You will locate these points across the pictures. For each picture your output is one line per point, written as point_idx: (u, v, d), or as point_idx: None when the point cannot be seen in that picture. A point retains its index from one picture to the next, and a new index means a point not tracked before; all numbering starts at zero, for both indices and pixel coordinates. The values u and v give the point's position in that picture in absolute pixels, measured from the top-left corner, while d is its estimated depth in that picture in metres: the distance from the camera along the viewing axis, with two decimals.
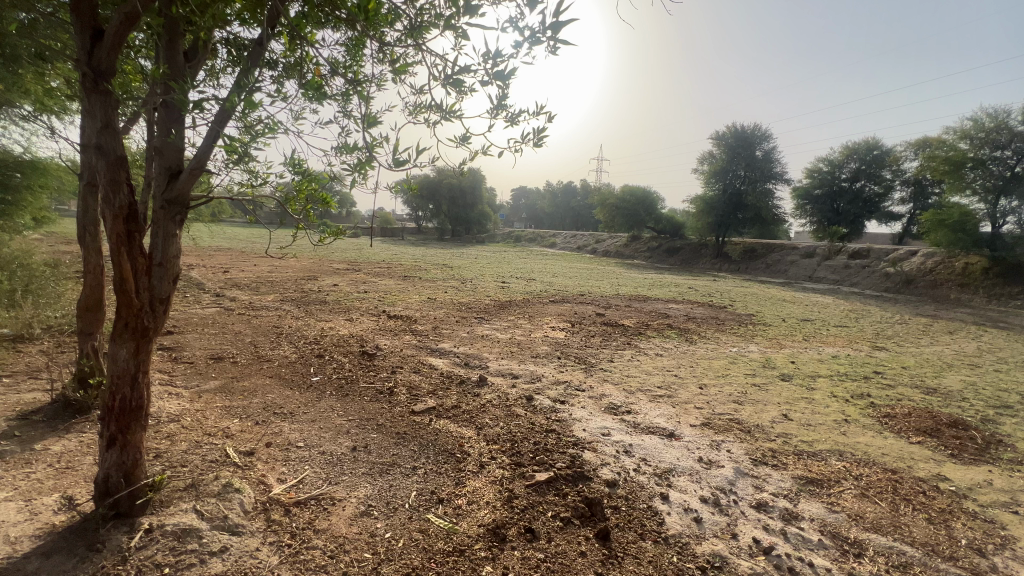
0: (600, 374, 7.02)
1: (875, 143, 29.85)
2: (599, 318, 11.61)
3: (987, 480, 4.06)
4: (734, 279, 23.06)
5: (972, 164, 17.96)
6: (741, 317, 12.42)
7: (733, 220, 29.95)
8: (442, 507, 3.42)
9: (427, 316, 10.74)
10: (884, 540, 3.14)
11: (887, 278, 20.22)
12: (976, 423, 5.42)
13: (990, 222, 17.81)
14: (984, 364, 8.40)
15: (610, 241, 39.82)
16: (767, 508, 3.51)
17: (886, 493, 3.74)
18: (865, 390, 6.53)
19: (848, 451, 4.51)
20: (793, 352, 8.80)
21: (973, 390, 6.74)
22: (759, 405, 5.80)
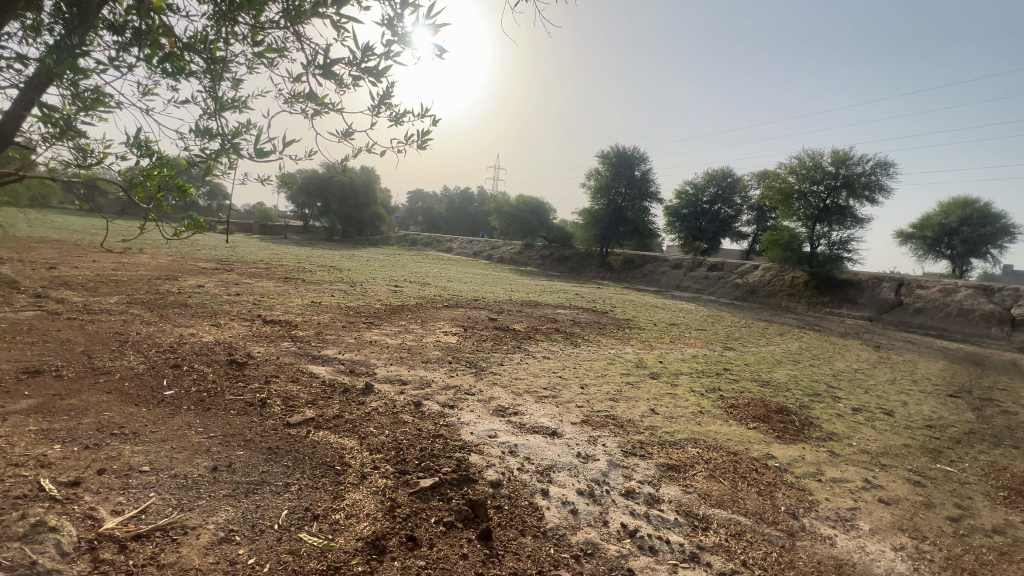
0: (491, 378, 7.14)
1: (729, 171, 34.72)
2: (492, 323, 11.84)
3: (802, 455, 4.92)
4: (616, 287, 25.06)
5: (797, 195, 21.74)
6: (620, 321, 13.55)
7: (615, 233, 32.65)
8: (318, 524, 3.20)
9: (310, 321, 10.01)
10: (725, 513, 3.63)
11: (737, 288, 23.56)
12: (796, 408, 6.55)
13: (809, 243, 21.66)
14: (803, 360, 10.17)
15: (505, 248, 40.83)
16: (634, 495, 3.85)
17: (728, 472, 4.33)
18: (716, 385, 7.52)
19: (701, 438, 5.14)
20: (662, 353, 9.82)
21: (794, 382, 8.11)
22: (632, 402, 6.36)
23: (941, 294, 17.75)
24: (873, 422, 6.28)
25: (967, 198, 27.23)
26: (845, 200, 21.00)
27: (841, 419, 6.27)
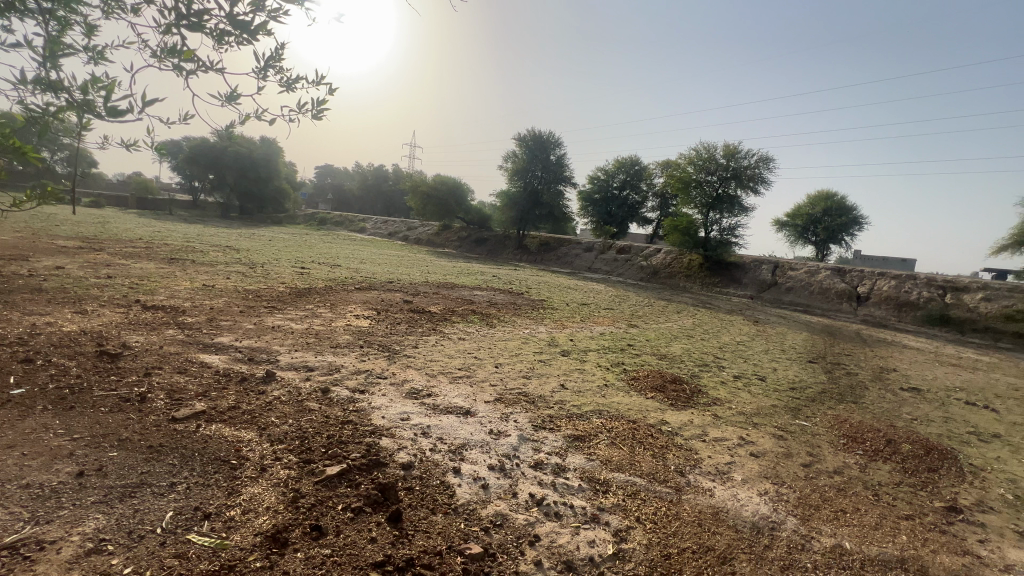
0: (404, 361, 7.02)
1: (637, 159, 36.73)
2: (407, 305, 11.59)
3: (690, 419, 5.48)
4: (531, 269, 25.65)
5: (694, 184, 23.67)
6: (535, 302, 13.94)
7: (532, 216, 33.27)
8: (209, 523, 2.96)
9: (201, 306, 9.05)
10: (623, 477, 3.94)
11: (642, 270, 25.26)
12: (688, 378, 7.27)
13: (704, 228, 23.74)
14: (696, 335, 11.25)
15: (422, 229, 39.86)
16: (542, 466, 4.05)
17: (628, 439, 4.70)
18: (620, 359, 8.09)
19: (605, 409, 5.52)
20: (573, 332, 10.29)
21: (688, 355, 8.96)
22: (543, 378, 6.63)
23: (806, 275, 20.48)
24: (749, 387, 7.15)
25: (827, 192, 31.41)
26: (734, 190, 23.27)
27: (724, 386, 7.05)
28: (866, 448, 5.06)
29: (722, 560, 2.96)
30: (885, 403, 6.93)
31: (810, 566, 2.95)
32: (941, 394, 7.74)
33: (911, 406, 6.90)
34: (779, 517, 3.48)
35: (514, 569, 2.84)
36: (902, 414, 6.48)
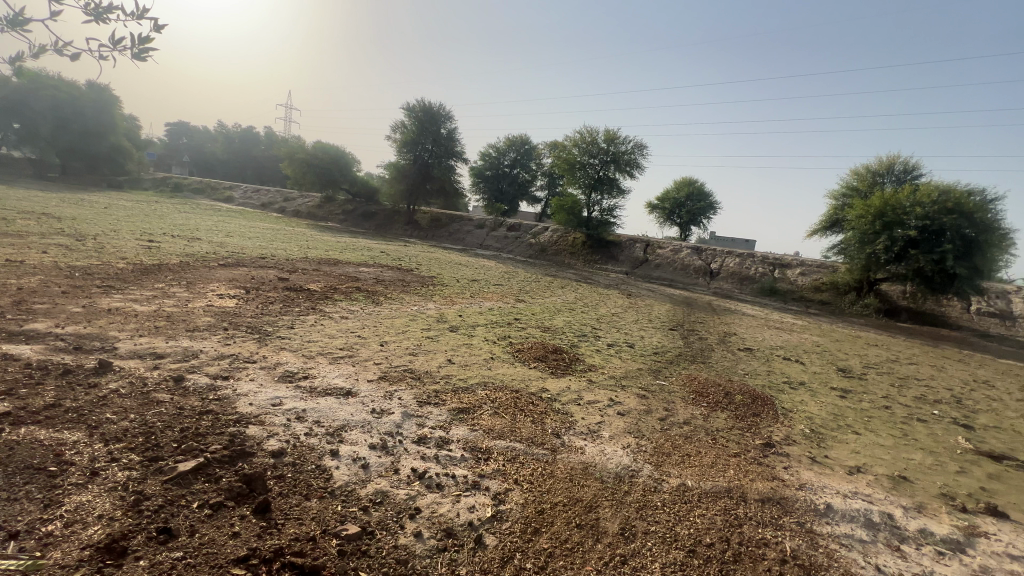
0: (277, 343, 6.46)
1: (527, 139, 37.45)
2: (282, 283, 10.62)
3: (568, 385, 5.91)
4: (422, 245, 25.06)
5: (579, 166, 24.94)
6: (424, 279, 13.70)
7: (422, 190, 32.35)
8: (17, 543, 2.47)
9: (4, 286, 7.31)
10: (504, 443, 4.12)
11: (530, 247, 26.12)
12: (568, 348, 7.78)
13: (587, 208, 25.22)
14: (577, 308, 12.03)
15: (300, 200, 36.55)
16: (425, 441, 4.06)
17: (510, 408, 4.91)
18: (506, 333, 8.36)
19: (490, 381, 5.69)
20: (462, 308, 10.33)
21: (569, 327, 9.56)
22: (430, 354, 6.60)
23: (671, 253, 22.95)
24: (620, 354, 7.88)
25: (690, 179, 35.24)
26: (613, 173, 25.00)
27: (599, 354, 7.70)
28: (709, 400, 5.92)
29: (588, 508, 3.26)
30: (726, 362, 8.16)
31: (660, 503, 3.39)
32: (766, 352, 9.33)
33: (745, 364, 8.20)
34: (637, 466, 3.93)
35: (393, 543, 2.83)
36: (738, 370, 7.68)
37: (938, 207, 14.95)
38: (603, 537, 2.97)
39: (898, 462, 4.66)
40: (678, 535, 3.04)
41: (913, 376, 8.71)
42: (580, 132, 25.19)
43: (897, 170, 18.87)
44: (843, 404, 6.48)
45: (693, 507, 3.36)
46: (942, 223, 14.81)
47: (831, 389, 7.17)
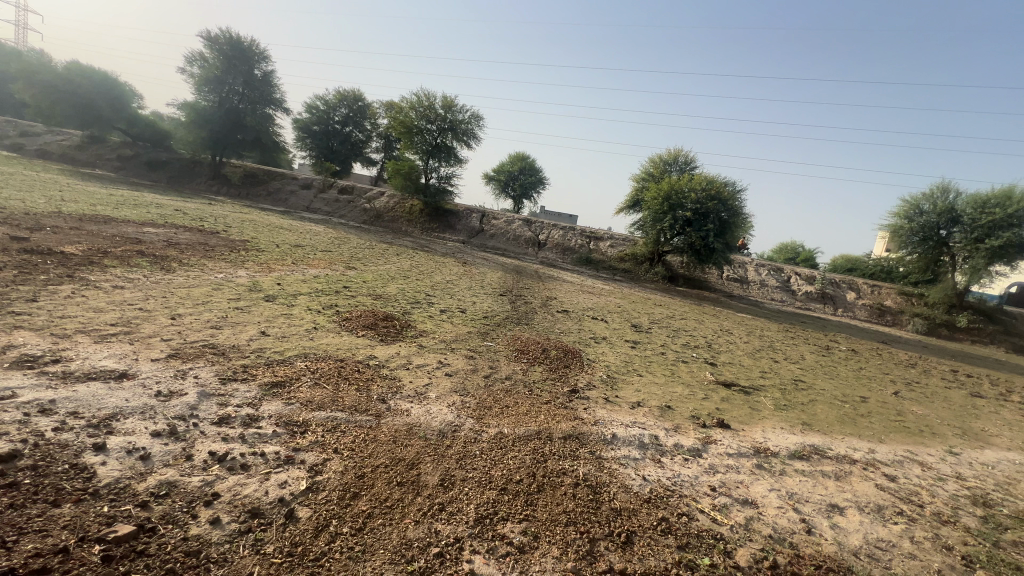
0: (8, 321, 4.91)
1: (360, 95, 34.67)
2: (19, 244, 8.05)
3: (397, 351, 5.85)
4: (232, 204, 21.58)
5: (416, 130, 24.17)
6: (234, 243, 11.87)
7: (231, 140, 27.58)
8: None
9: None
10: (324, 414, 3.92)
11: (365, 213, 24.61)
12: (399, 315, 7.66)
13: (424, 175, 24.71)
14: (412, 276, 11.84)
15: (47, 136, 27.78)
16: (229, 421, 3.61)
17: (333, 377, 4.68)
18: (333, 302, 7.82)
19: (311, 352, 5.30)
20: (281, 275, 9.27)
21: (402, 295, 9.39)
22: (239, 327, 5.81)
23: (505, 224, 24.18)
24: (452, 319, 8.10)
25: (523, 155, 37.24)
26: (451, 142, 24.91)
27: (431, 320, 7.77)
28: (529, 357, 6.54)
29: (410, 466, 3.34)
30: (546, 323, 9.05)
31: (478, 452, 3.66)
32: (580, 313, 10.61)
33: (562, 324, 9.21)
34: (460, 421, 4.15)
35: (183, 535, 2.49)
36: (555, 329, 8.61)
37: (705, 194, 18.63)
38: (422, 490, 3.09)
39: (665, 394, 5.86)
40: (492, 476, 3.33)
41: (683, 329, 10.93)
42: (417, 95, 24.37)
43: (681, 162, 22.75)
44: (632, 353, 7.82)
45: (507, 451, 3.71)
46: (707, 208, 18.54)
47: (626, 342, 8.56)
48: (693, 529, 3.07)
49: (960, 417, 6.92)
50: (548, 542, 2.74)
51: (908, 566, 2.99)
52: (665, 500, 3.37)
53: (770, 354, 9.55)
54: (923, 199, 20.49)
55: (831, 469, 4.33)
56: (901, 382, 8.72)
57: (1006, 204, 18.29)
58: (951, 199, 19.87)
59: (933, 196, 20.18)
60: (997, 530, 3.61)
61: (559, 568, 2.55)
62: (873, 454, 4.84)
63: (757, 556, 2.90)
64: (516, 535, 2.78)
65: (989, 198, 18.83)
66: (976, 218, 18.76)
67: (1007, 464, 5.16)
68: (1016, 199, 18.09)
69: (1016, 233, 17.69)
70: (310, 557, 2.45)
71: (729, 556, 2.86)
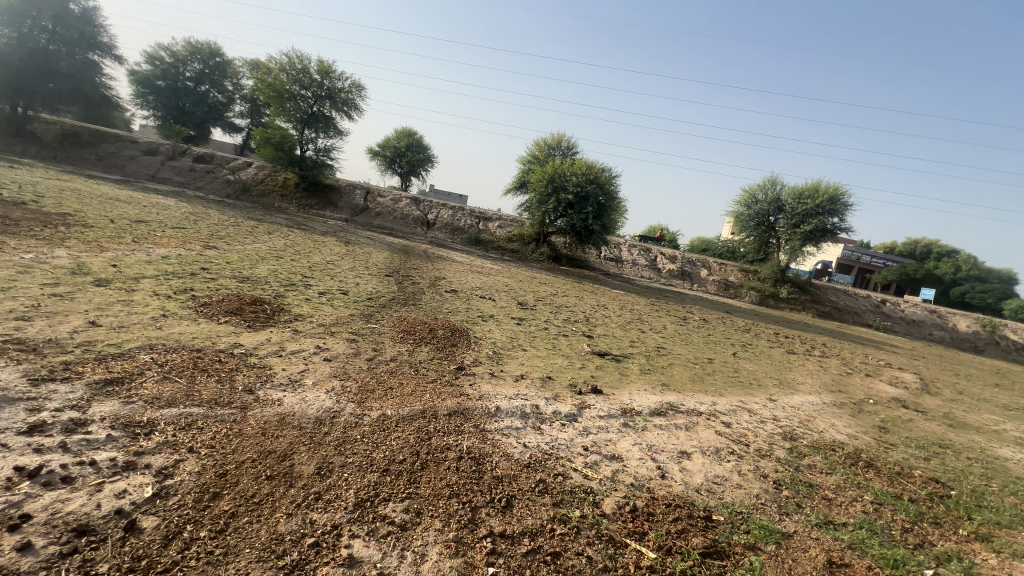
0: None
1: (217, 50, 30.26)
2: None
3: (267, 337, 5.35)
4: (45, 169, 17.57)
5: (288, 96, 21.85)
6: (50, 217, 9.71)
7: (41, 90, 22.30)
8: None
9: None
10: (175, 411, 3.45)
11: (228, 185, 21.76)
12: (271, 298, 6.99)
13: (299, 146, 22.54)
14: (287, 256, 10.84)
15: None
16: (43, 429, 3.00)
17: (187, 369, 4.13)
18: (188, 285, 6.84)
19: (158, 342, 4.60)
20: (118, 256, 7.84)
21: (274, 276, 8.54)
22: (57, 317, 4.81)
23: (392, 202, 23.25)
24: (332, 301, 7.61)
25: (410, 130, 35.90)
26: (329, 111, 23.00)
27: (308, 303, 7.21)
28: (415, 337, 6.44)
29: (282, 458, 3.12)
30: (434, 303, 8.94)
31: (358, 436, 3.54)
32: (468, 293, 10.66)
33: (450, 304, 9.17)
34: (340, 406, 3.97)
35: None
36: (443, 309, 8.55)
37: (586, 178, 19.78)
38: (296, 481, 2.90)
39: (547, 366, 6.21)
40: (374, 459, 3.25)
41: (564, 305, 11.59)
42: (288, 56, 21.99)
43: (564, 147, 23.78)
44: (517, 329, 8.12)
45: (390, 432, 3.65)
46: (587, 191, 19.74)
47: (512, 319, 8.84)
48: (567, 487, 3.34)
49: (779, 370, 8.42)
50: (431, 516, 2.77)
51: (736, 494, 3.59)
52: (543, 464, 3.60)
53: (639, 326, 10.59)
54: (758, 190, 24.11)
55: (682, 422, 4.99)
56: (738, 345, 10.30)
57: (815, 196, 22.29)
58: (777, 191, 23.67)
59: (765, 187, 23.86)
60: (798, 457, 4.50)
61: (441, 539, 2.60)
62: (715, 406, 5.69)
63: (621, 502, 3.25)
64: (397, 514, 2.75)
65: (804, 190, 22.81)
66: (795, 207, 22.63)
67: (808, 405, 6.43)
68: (822, 192, 22.18)
69: (821, 220, 21.75)
70: (157, 569, 2.17)
71: (597, 506, 3.16)
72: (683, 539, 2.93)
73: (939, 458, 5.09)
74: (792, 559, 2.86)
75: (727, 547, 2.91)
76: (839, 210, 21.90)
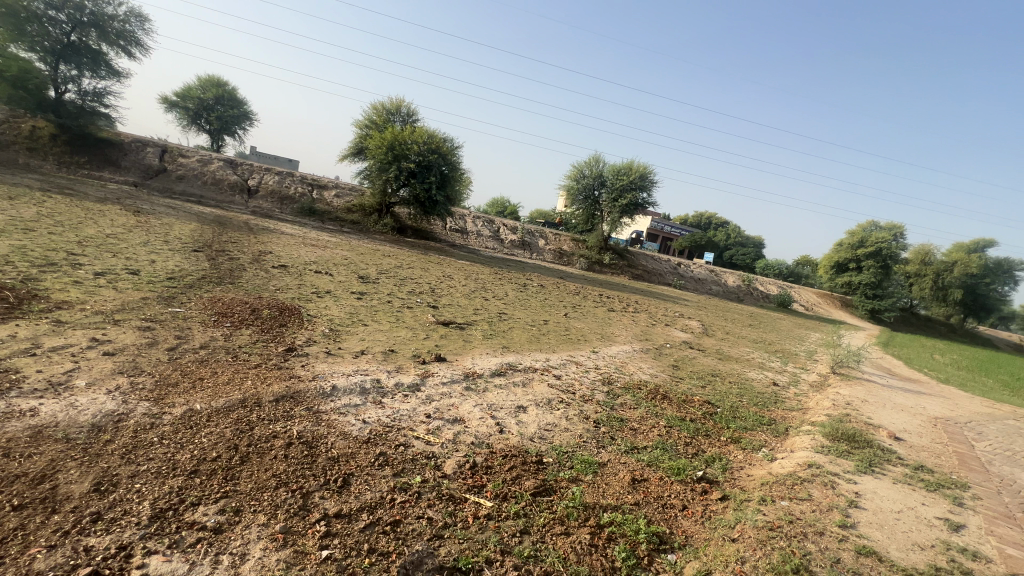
0: None
1: None
2: None
3: (11, 333, 4.10)
4: None
5: (28, 16, 16.47)
6: None
7: None
8: None
9: None
10: None
11: None
12: (15, 283, 5.33)
13: (53, 86, 17.31)
14: (42, 228, 8.36)
15: None
16: None
17: None
18: None
19: None
20: None
21: (21, 254, 6.53)
22: None
23: (198, 164, 19.63)
24: (117, 283, 6.16)
25: (218, 79, 30.37)
26: (96, 44, 17.99)
27: (78, 287, 5.70)
28: (233, 319, 5.63)
29: (37, 481, 2.45)
30: (257, 280, 7.90)
31: (156, 438, 2.98)
32: (300, 268, 9.68)
33: (277, 280, 8.21)
34: (128, 408, 3.27)
35: None
36: (269, 287, 7.62)
37: (427, 147, 19.30)
38: (62, 505, 2.32)
39: (390, 340, 6.04)
40: (177, 462, 2.78)
41: (409, 277, 11.36)
42: None
43: (404, 112, 22.48)
44: (358, 304, 7.70)
45: (199, 428, 3.15)
46: (430, 160, 19.36)
47: (351, 294, 8.32)
48: (409, 456, 3.33)
49: (601, 326, 9.62)
50: (253, 513, 2.50)
51: (562, 437, 4.04)
52: (384, 437, 3.53)
53: (482, 294, 10.96)
54: (585, 166, 26.66)
55: (520, 379, 5.38)
56: (570, 307, 11.43)
57: (630, 173, 25.58)
58: (601, 168, 26.50)
59: (590, 164, 26.51)
60: (613, 398, 5.26)
61: (266, 533, 2.37)
62: (548, 362, 6.28)
63: (461, 461, 3.38)
64: (210, 517, 2.42)
65: (621, 168, 25.94)
66: (615, 183, 25.69)
67: (622, 353, 7.51)
68: (635, 169, 25.52)
69: (634, 195, 25.12)
70: None
71: (438, 469, 3.24)
72: (517, 484, 3.19)
73: (710, 384, 6.48)
74: (606, 483, 3.35)
75: (554, 483, 3.27)
76: (647, 186, 25.51)
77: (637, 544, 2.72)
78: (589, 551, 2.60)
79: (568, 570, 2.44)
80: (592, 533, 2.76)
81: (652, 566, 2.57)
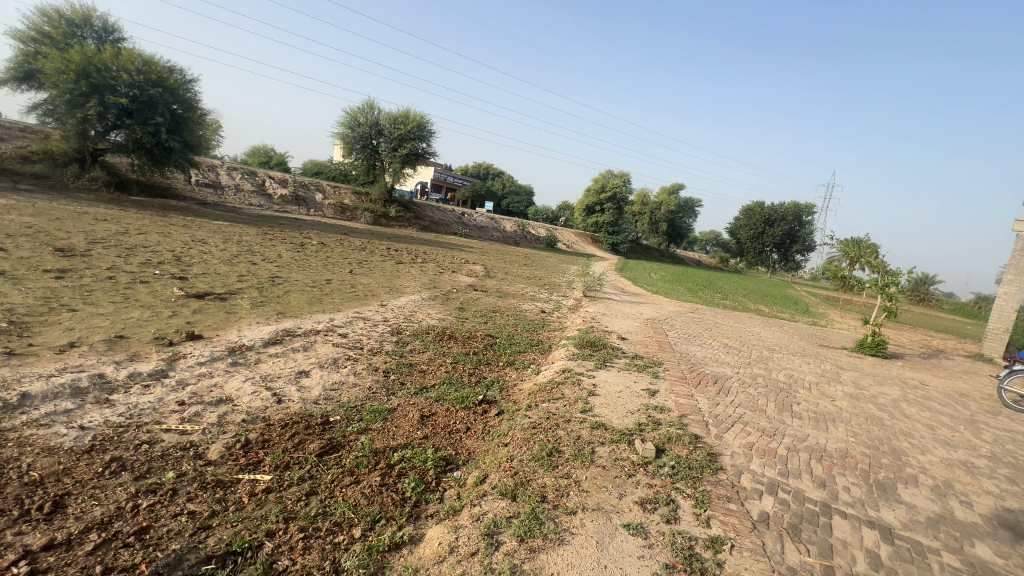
0: None
1: None
2: None
3: None
4: None
5: None
6: None
7: None
8: None
9: None
10: None
11: None
12: None
13: None
14: None
15: None
16: None
17: None
18: None
19: None
20: None
21: None
22: None
23: None
24: None
25: None
26: None
27: None
28: None
29: None
30: None
31: None
32: None
33: None
34: None
35: None
36: None
37: (142, 77, 14.99)
38: None
39: (116, 325, 4.77)
40: None
41: (139, 245, 9.01)
42: None
43: (96, 27, 16.74)
44: (57, 285, 5.75)
45: None
46: (150, 95, 15.15)
47: (45, 273, 6.17)
48: (156, 453, 2.80)
49: (389, 279, 9.49)
50: None
51: (350, 392, 3.96)
52: (117, 440, 2.86)
53: (247, 258, 9.52)
54: (358, 113, 24.89)
55: (299, 344, 4.98)
56: (355, 263, 10.92)
57: (407, 122, 25.09)
58: (376, 115, 25.17)
59: (364, 111, 24.93)
60: (402, 346, 5.37)
61: None
62: (331, 322, 5.95)
63: (229, 443, 3.00)
64: None
65: (397, 116, 25.17)
66: (392, 131, 24.90)
67: (410, 302, 7.64)
68: (411, 118, 25.11)
69: (413, 144, 24.87)
70: None
71: (199, 458, 2.82)
72: (300, 450, 3.03)
73: (491, 320, 7.19)
74: (395, 426, 3.46)
75: (342, 438, 3.22)
76: (425, 136, 25.51)
77: (425, 473, 2.94)
78: (379, 491, 2.69)
79: (359, 515, 2.49)
80: (382, 474, 2.86)
81: (439, 487, 2.83)
